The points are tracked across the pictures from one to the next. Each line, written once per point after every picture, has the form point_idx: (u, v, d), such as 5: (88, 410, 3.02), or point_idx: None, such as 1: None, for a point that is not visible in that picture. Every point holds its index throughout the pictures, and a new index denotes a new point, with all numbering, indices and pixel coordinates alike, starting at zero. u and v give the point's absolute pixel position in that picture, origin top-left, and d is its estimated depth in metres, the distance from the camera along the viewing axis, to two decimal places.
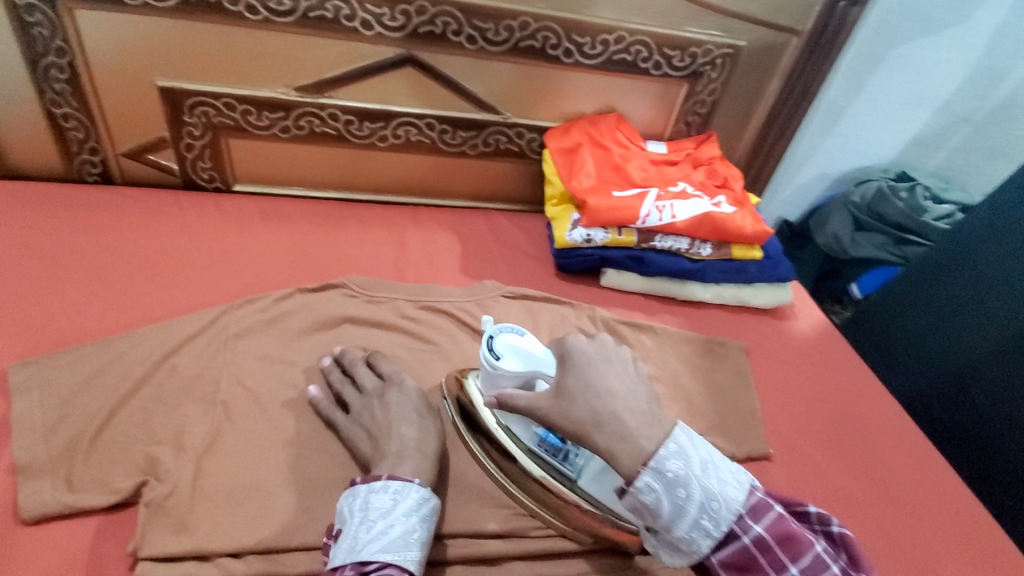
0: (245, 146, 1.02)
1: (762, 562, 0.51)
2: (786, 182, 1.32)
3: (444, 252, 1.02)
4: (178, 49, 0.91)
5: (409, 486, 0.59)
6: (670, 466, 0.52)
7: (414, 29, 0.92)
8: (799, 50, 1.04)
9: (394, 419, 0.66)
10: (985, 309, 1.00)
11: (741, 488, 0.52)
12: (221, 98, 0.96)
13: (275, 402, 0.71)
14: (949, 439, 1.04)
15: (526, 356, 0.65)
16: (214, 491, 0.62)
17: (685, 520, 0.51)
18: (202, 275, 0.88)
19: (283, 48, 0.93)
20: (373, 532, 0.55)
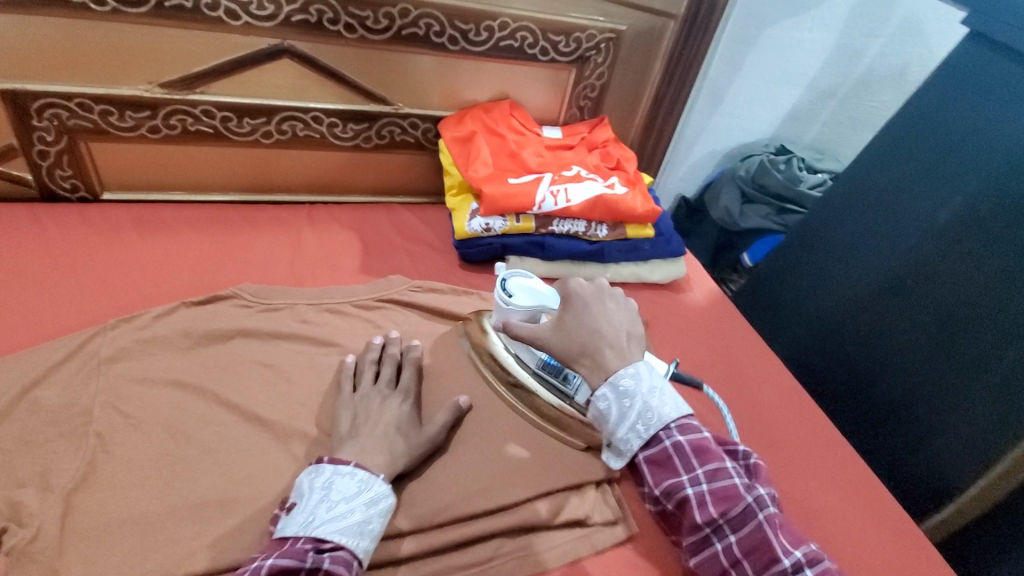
0: (110, 149, 0.94)
1: (677, 463, 0.60)
2: (679, 161, 1.40)
3: (343, 251, 0.99)
4: (16, 45, 0.81)
5: (375, 479, 0.61)
6: (623, 381, 0.63)
7: (287, 18, 0.87)
8: (676, 34, 1.08)
9: (384, 423, 0.69)
10: (848, 263, 1.11)
11: (676, 410, 0.62)
12: (73, 98, 0.87)
13: (158, 425, 0.67)
14: (827, 386, 1.15)
15: (540, 296, 0.80)
16: (90, 530, 0.57)
17: (625, 425, 0.62)
18: (67, 295, 0.80)
19: (140, 42, 0.85)
20: (334, 512, 0.57)
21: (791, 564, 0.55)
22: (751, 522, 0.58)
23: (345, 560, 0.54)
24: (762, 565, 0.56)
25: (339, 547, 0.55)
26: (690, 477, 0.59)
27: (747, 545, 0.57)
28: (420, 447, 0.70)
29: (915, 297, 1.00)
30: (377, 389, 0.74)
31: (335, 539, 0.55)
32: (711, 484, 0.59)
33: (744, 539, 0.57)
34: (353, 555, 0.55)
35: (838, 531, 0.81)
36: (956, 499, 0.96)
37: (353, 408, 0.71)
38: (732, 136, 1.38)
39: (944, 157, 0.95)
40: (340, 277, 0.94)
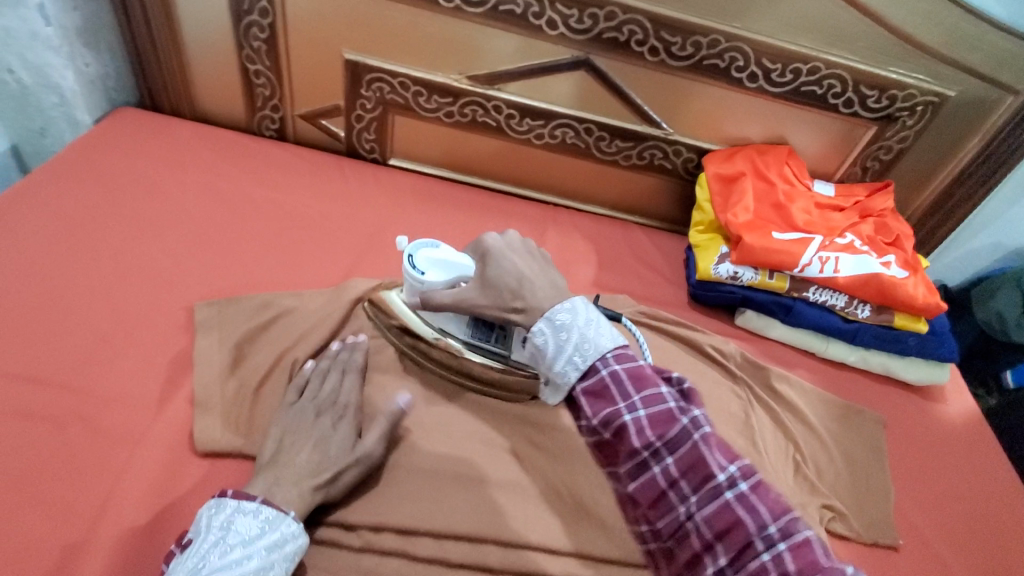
0: (409, 124, 1.06)
1: (613, 391, 0.55)
2: (953, 246, 1.21)
3: (578, 260, 1.02)
4: (372, 26, 0.95)
5: (281, 518, 0.57)
6: (559, 315, 0.59)
7: (598, 34, 0.90)
8: (1015, 111, 0.92)
9: (299, 452, 0.64)
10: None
11: (613, 338, 0.57)
12: (397, 77, 0.99)
13: (414, 385, 0.75)
14: None
15: (455, 271, 0.68)
16: None
17: (563, 358, 0.57)
18: (356, 245, 0.94)
19: (464, 38, 0.94)
20: (225, 560, 0.53)
21: (725, 479, 0.50)
22: (687, 443, 0.51)
23: None
24: (699, 483, 0.50)
25: None
26: (627, 404, 0.54)
27: (683, 466, 0.51)
28: (348, 470, 0.64)
29: None
30: (313, 401, 0.69)
31: None
32: (646, 407, 0.53)
33: (682, 459, 0.51)
34: None
35: None
36: None
37: (287, 426, 0.67)
38: None
39: None
40: (574, 285, 0.97)
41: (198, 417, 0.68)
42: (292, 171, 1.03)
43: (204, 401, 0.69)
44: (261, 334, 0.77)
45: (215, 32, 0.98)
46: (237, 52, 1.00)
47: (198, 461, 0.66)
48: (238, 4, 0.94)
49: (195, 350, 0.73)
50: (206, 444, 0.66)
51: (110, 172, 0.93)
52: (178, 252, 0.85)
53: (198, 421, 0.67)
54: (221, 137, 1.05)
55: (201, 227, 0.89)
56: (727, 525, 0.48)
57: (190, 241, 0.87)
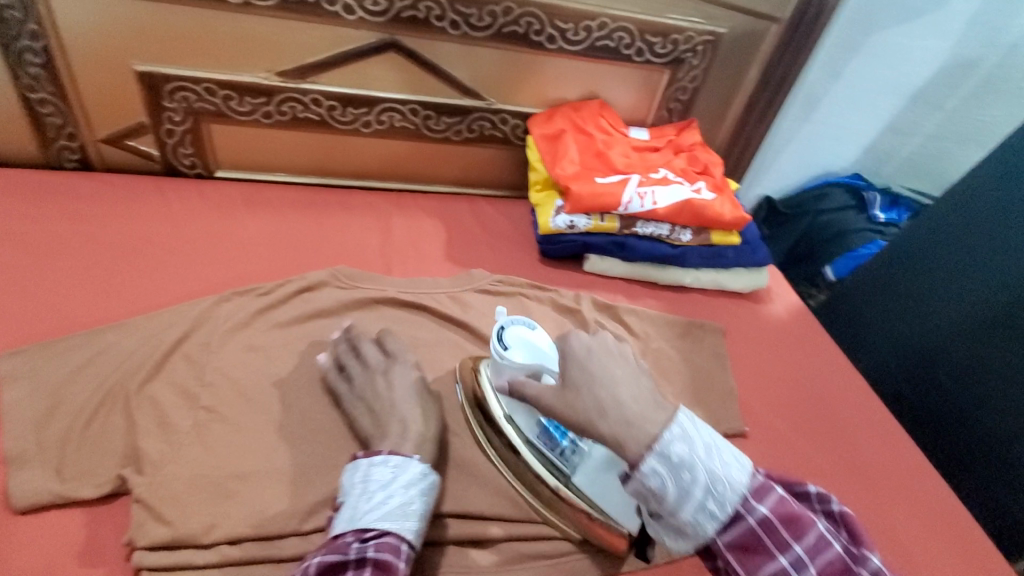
0: (226, 131, 1.01)
1: (768, 543, 0.52)
2: (764, 168, 1.35)
3: (429, 239, 1.03)
4: (157, 33, 0.89)
5: (409, 461, 0.62)
6: (674, 451, 0.52)
7: (397, 13, 0.91)
8: (778, 38, 1.06)
9: (396, 400, 0.69)
10: (931, 307, 1.06)
11: (745, 469, 0.54)
12: (201, 83, 0.95)
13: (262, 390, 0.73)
14: (914, 417, 1.09)
15: (545, 357, 0.69)
16: (207, 483, 0.64)
17: (689, 504, 0.52)
18: (186, 264, 0.89)
19: (263, 33, 0.92)
20: (373, 502, 0.58)
21: (789, 562, 0.51)
22: (756, 524, 0.52)
23: (392, 546, 0.56)
24: None
25: (386, 532, 0.57)
26: (788, 555, 0.52)
27: (741, 544, 0.53)
28: (434, 421, 0.70)
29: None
30: (365, 366, 0.73)
31: (380, 526, 0.57)
32: (816, 561, 0.52)
33: (746, 537, 0.53)
34: (401, 536, 0.57)
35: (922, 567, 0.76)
36: None
37: (356, 395, 0.71)
38: (823, 146, 1.32)
39: None
40: (426, 264, 0.98)
41: (10, 474, 0.62)
42: (102, 201, 0.95)
43: (18, 456, 0.63)
44: (78, 373, 0.71)
45: None
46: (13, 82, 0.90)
47: (18, 520, 0.60)
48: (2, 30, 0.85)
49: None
50: (23, 500, 0.60)
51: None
52: None
53: (11, 478, 0.61)
54: (9, 176, 0.94)
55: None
56: None
57: None
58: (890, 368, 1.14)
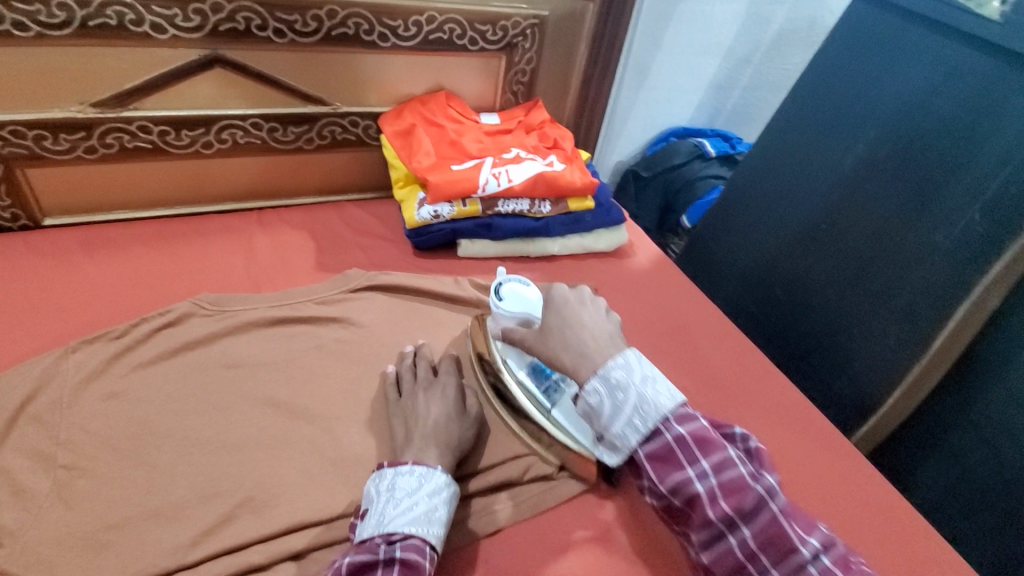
0: (48, 174, 0.92)
1: (751, 567, 0.55)
2: (616, 136, 1.46)
3: (296, 251, 1.01)
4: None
5: (432, 471, 0.63)
6: (613, 374, 0.63)
7: (214, 27, 0.89)
8: (596, 14, 1.14)
9: (424, 414, 0.70)
10: (755, 235, 1.21)
11: (673, 399, 0.62)
12: (5, 127, 0.85)
13: (129, 435, 0.69)
14: (760, 333, 1.23)
15: (530, 307, 0.82)
16: (78, 541, 0.60)
17: (620, 418, 0.62)
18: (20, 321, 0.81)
19: (67, 65, 0.85)
20: (400, 508, 0.59)
21: (811, 553, 0.54)
22: (764, 513, 0.56)
23: (417, 546, 0.57)
24: None
25: (410, 535, 0.57)
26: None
27: (761, 539, 0.55)
28: (467, 430, 0.72)
29: (830, 235, 1.09)
30: (418, 381, 0.76)
31: (404, 529, 0.57)
32: None
33: (762, 532, 0.56)
34: (427, 540, 0.58)
35: (781, 457, 0.87)
36: (880, 412, 1.05)
37: (396, 412, 0.73)
38: (661, 110, 1.46)
39: (836, 108, 1.06)
40: (296, 276, 0.96)
41: None
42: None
43: None
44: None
45: None
46: None
47: None
48: None
49: None
50: None
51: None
52: None
53: None
54: None
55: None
56: None
57: None
58: (735, 297, 1.28)
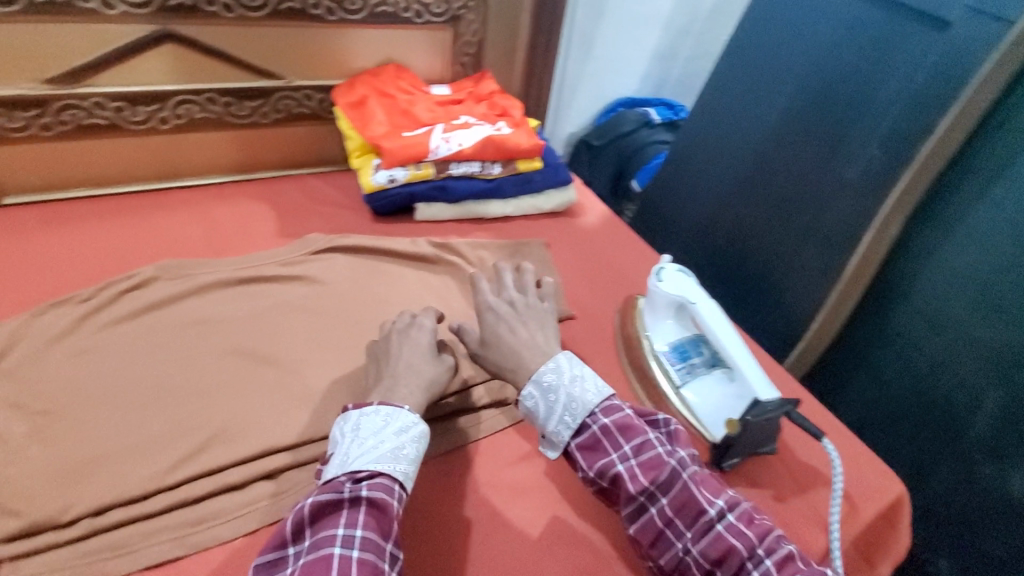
0: (317, 130, 1.18)
1: (604, 443, 0.64)
2: None
3: (476, 212, 1.14)
4: (254, 42, 1.03)
5: (399, 411, 0.64)
6: (546, 377, 0.68)
7: (454, 14, 1.16)
8: None
9: (400, 361, 0.72)
10: (999, 282, 0.91)
11: (599, 393, 0.67)
12: (302, 90, 1.10)
13: (316, 320, 0.84)
14: (986, 406, 0.94)
15: (689, 292, 0.80)
16: (261, 386, 0.74)
17: (554, 417, 0.66)
18: (270, 225, 1.04)
19: (350, 41, 1.11)
20: (362, 448, 0.60)
21: (716, 514, 0.60)
22: (678, 484, 0.62)
23: (384, 486, 0.58)
24: (692, 519, 0.61)
25: (376, 474, 0.59)
26: (618, 454, 0.63)
27: (677, 505, 0.61)
28: (441, 376, 0.72)
29: None
30: (396, 326, 0.77)
31: (370, 469, 0.59)
32: (637, 457, 0.63)
33: (675, 500, 0.61)
34: (393, 478, 0.59)
35: None
36: None
37: (376, 350, 0.76)
38: None
39: None
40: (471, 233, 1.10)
41: (104, 367, 0.73)
42: (200, 172, 1.11)
43: (111, 351, 0.74)
44: (173, 299, 0.83)
45: (63, 50, 0.91)
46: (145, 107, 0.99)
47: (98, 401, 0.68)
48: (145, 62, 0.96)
49: (112, 314, 0.80)
50: (111, 389, 0.70)
51: (15, 188, 0.98)
52: (94, 243, 0.92)
53: (106, 370, 0.72)
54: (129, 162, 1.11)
55: (116, 225, 0.97)
56: (725, 551, 0.59)
57: (107, 234, 0.95)
58: (946, 358, 0.98)
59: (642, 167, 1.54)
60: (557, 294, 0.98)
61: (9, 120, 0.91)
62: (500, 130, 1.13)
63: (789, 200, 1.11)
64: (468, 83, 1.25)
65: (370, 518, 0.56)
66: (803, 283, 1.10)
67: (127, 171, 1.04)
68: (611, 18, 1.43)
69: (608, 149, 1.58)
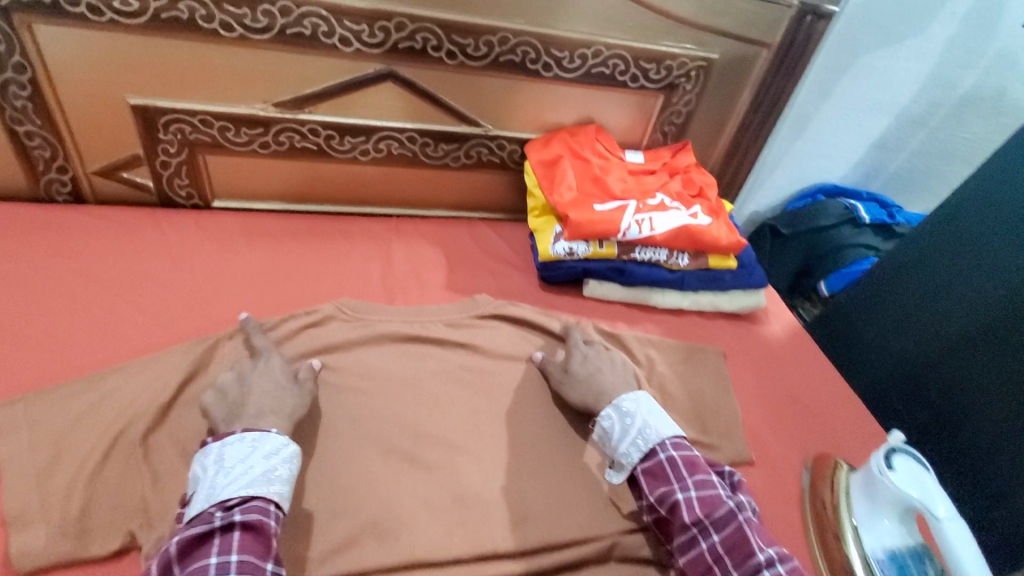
0: (500, 179, 1.14)
1: (669, 474, 0.70)
2: None
3: (648, 299, 1.04)
4: (465, 90, 1.00)
5: (266, 434, 0.65)
6: (625, 404, 0.76)
7: (671, 81, 1.06)
8: None
9: (255, 388, 0.70)
10: None
11: (671, 429, 0.74)
12: (497, 139, 1.07)
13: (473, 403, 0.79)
14: None
15: (929, 496, 0.67)
16: None
17: (627, 440, 0.73)
18: (438, 274, 1.02)
19: (556, 96, 1.05)
20: (230, 477, 0.60)
21: (766, 559, 0.61)
22: (732, 524, 0.65)
23: (259, 507, 0.59)
24: (741, 561, 0.62)
25: (250, 499, 0.59)
26: (681, 485, 0.69)
27: (727, 544, 0.64)
28: (299, 402, 0.72)
29: None
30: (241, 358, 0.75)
31: (241, 494, 0.59)
32: (699, 490, 0.68)
33: (726, 539, 0.64)
34: (267, 499, 0.60)
35: None
36: None
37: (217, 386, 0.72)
38: None
39: None
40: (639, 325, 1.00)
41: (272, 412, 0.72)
42: (382, 202, 1.12)
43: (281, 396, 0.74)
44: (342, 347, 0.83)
45: (294, 79, 0.92)
46: (352, 138, 1.00)
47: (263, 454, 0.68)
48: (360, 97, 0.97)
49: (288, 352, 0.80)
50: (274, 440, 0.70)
51: (225, 195, 1.04)
52: (284, 267, 0.96)
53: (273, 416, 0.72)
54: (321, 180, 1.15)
55: (303, 248, 1.00)
56: None
57: (294, 258, 0.98)
58: None
59: (835, 271, 1.35)
60: (733, 428, 0.86)
61: (235, 135, 0.96)
62: (697, 218, 1.01)
63: None
64: (664, 152, 1.14)
65: (245, 541, 0.56)
66: None
67: (320, 193, 1.07)
68: (837, 100, 1.26)
69: (798, 239, 1.40)
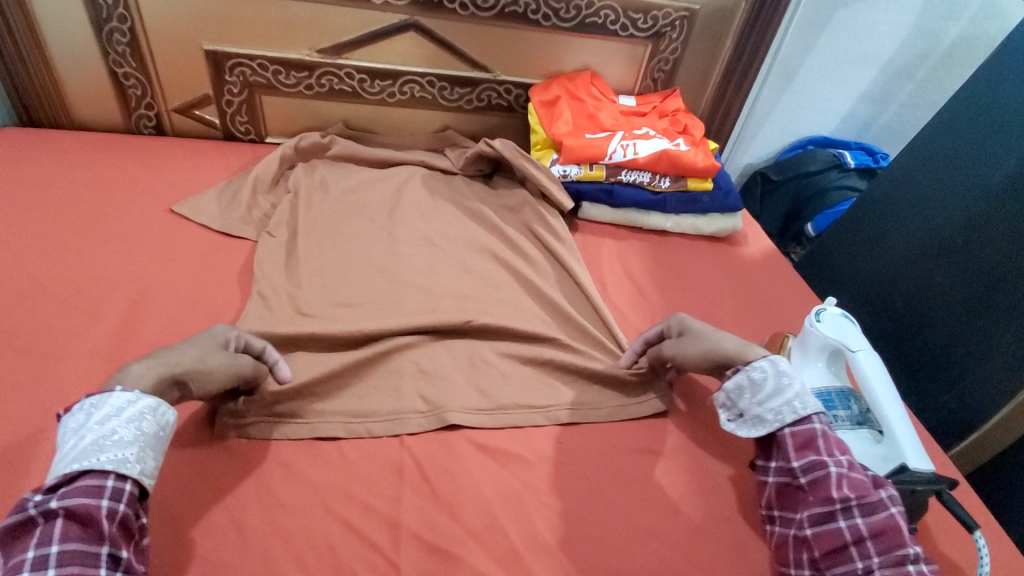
0: (508, 122, 1.32)
1: (821, 445, 0.67)
2: None
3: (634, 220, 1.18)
4: (476, 38, 1.17)
5: (109, 396, 0.58)
6: (782, 363, 0.72)
7: (658, 31, 1.21)
8: None
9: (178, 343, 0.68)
10: None
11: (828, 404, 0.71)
12: (505, 84, 1.24)
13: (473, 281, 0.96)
14: None
15: (852, 338, 0.80)
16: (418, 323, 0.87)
17: (780, 398, 0.70)
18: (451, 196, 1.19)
19: (556, 45, 1.21)
20: (65, 451, 0.56)
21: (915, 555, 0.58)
22: (882, 511, 0.61)
23: (93, 483, 0.54)
24: (886, 547, 0.59)
25: (83, 473, 0.54)
26: (833, 459, 0.66)
27: (875, 528, 0.60)
28: (217, 361, 0.67)
29: None
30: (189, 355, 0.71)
31: (71, 469, 0.54)
32: (851, 471, 0.65)
33: (874, 522, 0.61)
34: (102, 472, 0.55)
35: None
36: None
37: None
38: None
39: None
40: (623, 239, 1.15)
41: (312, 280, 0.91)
42: None
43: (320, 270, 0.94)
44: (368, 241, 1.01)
45: (333, 28, 1.11)
46: (381, 82, 1.19)
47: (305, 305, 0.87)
48: (388, 46, 1.15)
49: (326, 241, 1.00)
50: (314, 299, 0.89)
51: (277, 131, 1.24)
52: None
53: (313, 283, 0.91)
54: None
55: None
56: None
57: None
58: None
59: (819, 212, 1.46)
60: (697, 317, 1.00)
61: (286, 78, 1.16)
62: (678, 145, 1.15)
63: (991, 279, 1.01)
64: (655, 97, 1.28)
65: (70, 527, 0.52)
66: (990, 369, 1.01)
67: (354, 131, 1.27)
68: (822, 52, 1.37)
69: (787, 185, 1.51)
